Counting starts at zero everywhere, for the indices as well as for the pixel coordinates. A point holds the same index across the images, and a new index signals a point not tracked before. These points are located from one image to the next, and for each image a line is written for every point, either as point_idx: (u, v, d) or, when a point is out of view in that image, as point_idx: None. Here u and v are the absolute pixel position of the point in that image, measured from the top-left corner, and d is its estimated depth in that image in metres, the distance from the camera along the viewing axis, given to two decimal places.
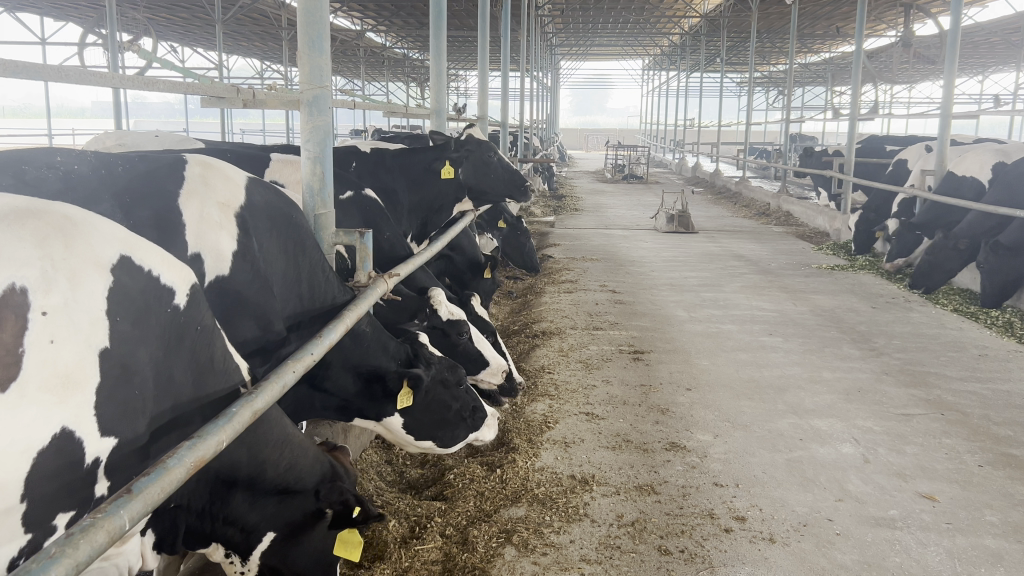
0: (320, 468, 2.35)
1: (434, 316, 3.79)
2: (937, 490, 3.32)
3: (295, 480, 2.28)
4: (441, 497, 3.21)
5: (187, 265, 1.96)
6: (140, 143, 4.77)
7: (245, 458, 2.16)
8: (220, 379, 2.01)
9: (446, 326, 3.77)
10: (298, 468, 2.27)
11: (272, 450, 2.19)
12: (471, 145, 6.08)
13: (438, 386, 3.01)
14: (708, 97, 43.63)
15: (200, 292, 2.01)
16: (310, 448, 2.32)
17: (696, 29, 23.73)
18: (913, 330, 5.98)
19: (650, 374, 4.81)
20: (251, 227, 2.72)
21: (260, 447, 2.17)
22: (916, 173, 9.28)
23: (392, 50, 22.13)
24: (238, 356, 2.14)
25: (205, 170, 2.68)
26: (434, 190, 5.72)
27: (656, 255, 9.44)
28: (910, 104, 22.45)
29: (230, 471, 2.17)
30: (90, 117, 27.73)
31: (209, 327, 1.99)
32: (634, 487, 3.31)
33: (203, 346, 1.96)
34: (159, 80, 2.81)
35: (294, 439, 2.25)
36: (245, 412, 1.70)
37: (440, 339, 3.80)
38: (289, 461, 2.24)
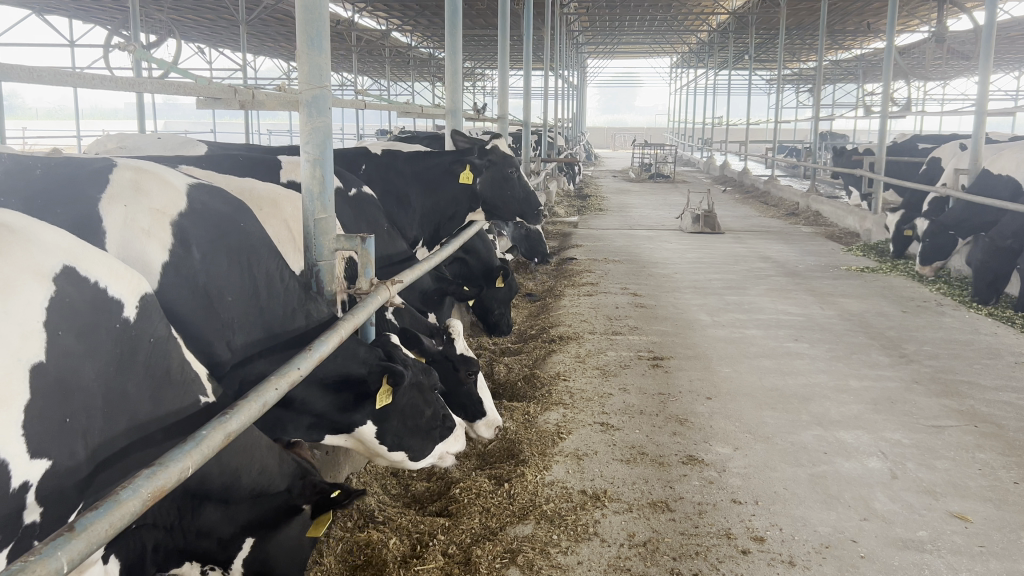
0: (287, 468, 2.24)
1: (450, 344, 3.44)
2: (970, 510, 3.14)
3: (268, 482, 2.18)
4: (445, 513, 3.08)
5: (139, 274, 1.86)
6: (142, 146, 4.78)
7: (215, 470, 2.06)
8: (176, 396, 1.89)
9: (458, 362, 3.41)
10: (269, 470, 2.17)
11: (236, 455, 2.08)
12: (495, 157, 5.90)
13: (417, 390, 2.88)
14: (737, 95, 43.09)
15: (156, 301, 1.92)
16: (276, 448, 2.22)
17: (725, 26, 23.48)
18: (946, 336, 5.77)
19: (668, 382, 4.66)
20: (190, 237, 2.52)
21: (229, 458, 2.07)
22: (949, 172, 9.03)
23: (418, 49, 22.11)
24: (199, 369, 2.02)
25: (139, 177, 2.56)
26: (449, 197, 5.58)
27: (679, 257, 9.26)
28: (944, 101, 21.95)
29: (202, 483, 2.07)
30: (120, 119, 28.01)
31: (165, 337, 1.89)
32: (647, 503, 3.17)
33: (159, 360, 1.86)
34: (171, 83, 2.69)
35: (260, 444, 2.15)
36: (217, 433, 1.58)
37: (450, 375, 3.42)
38: (261, 465, 2.15)
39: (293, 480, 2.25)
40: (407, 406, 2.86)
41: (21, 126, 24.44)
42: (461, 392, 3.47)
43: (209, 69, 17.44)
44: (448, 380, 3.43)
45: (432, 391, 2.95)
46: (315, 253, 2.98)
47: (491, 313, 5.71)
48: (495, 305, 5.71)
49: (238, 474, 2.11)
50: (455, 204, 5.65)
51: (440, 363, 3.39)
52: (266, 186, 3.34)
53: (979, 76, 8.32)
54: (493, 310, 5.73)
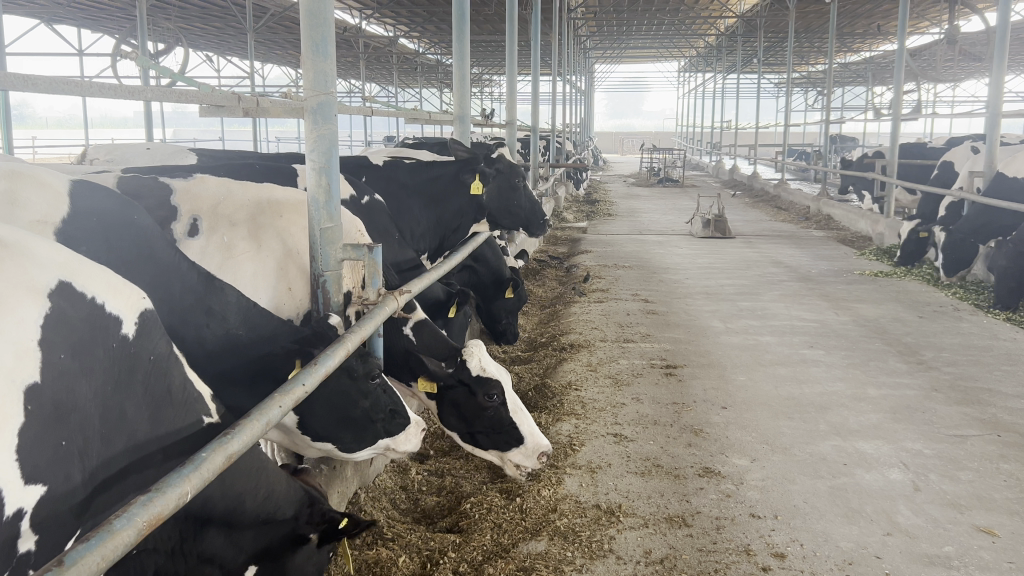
0: (295, 494, 2.20)
1: (461, 368, 3.23)
2: (997, 524, 3.04)
3: (274, 509, 2.13)
4: (455, 529, 3.01)
5: (137, 290, 1.79)
6: (132, 155, 4.92)
7: (217, 493, 1.98)
8: (176, 417, 1.83)
9: (474, 385, 3.22)
10: (275, 497, 2.12)
11: (244, 477, 2.03)
12: (501, 166, 5.95)
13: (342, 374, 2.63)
14: (745, 99, 42.99)
15: (154, 316, 1.84)
16: (284, 475, 2.17)
17: (732, 30, 23.38)
18: (963, 342, 5.67)
19: (683, 391, 4.56)
20: (78, 247, 2.19)
21: (233, 479, 2.01)
22: (964, 175, 8.91)
23: (425, 56, 22.15)
24: (201, 390, 1.96)
25: (13, 182, 2.18)
26: (457, 204, 5.57)
27: (690, 262, 9.17)
28: (955, 102, 21.83)
29: (205, 508, 1.97)
30: (129, 128, 28.09)
31: (164, 354, 1.83)
32: (663, 517, 3.09)
33: (159, 381, 1.80)
34: (178, 91, 2.62)
35: (267, 466, 2.11)
36: (217, 456, 1.53)
37: (467, 400, 3.24)
38: (266, 491, 2.09)
39: (300, 506, 2.21)
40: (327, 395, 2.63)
41: (30, 135, 24.54)
42: (483, 417, 3.26)
43: (216, 76, 17.42)
44: (468, 405, 3.25)
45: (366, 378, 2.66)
46: (322, 264, 2.90)
47: (498, 322, 5.69)
48: (502, 315, 5.69)
49: (250, 493, 2.06)
50: (460, 214, 5.64)
51: (454, 387, 3.24)
52: (285, 192, 3.24)
53: (993, 77, 8.19)
54: (500, 319, 5.70)
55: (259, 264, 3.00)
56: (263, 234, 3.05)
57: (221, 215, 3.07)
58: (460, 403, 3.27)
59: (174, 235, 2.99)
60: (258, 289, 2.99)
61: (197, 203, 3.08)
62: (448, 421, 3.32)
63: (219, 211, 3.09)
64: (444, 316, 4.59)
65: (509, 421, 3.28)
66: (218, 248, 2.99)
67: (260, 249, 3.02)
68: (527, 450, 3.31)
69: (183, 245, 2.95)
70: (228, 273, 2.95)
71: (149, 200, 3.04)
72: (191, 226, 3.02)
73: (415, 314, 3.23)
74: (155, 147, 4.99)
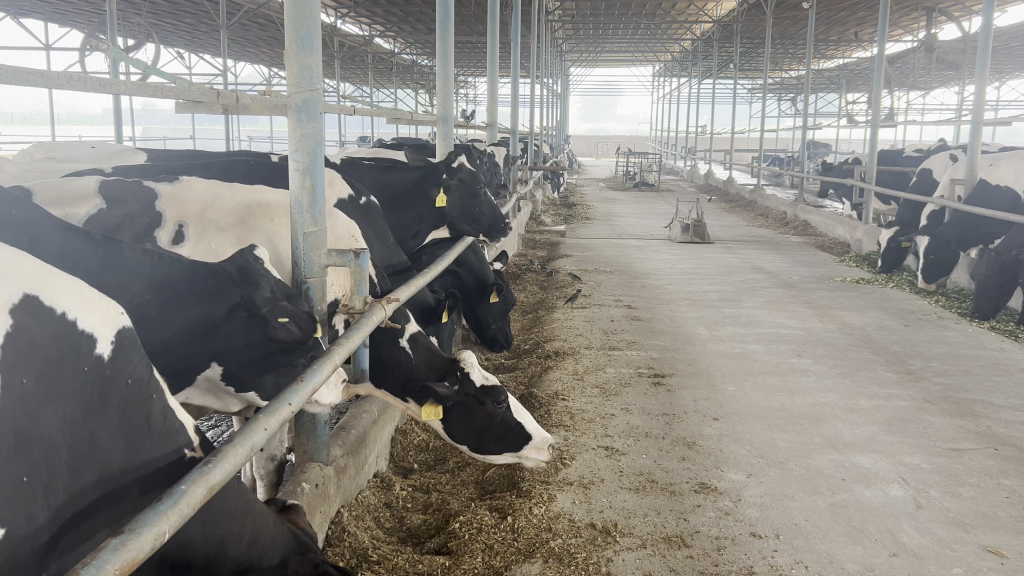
0: (281, 540, 2.04)
1: (466, 381, 3.21)
2: (1003, 543, 2.95)
3: (258, 555, 1.96)
4: (445, 550, 2.85)
5: (112, 304, 1.63)
6: (76, 156, 4.74)
7: (198, 538, 1.82)
8: (155, 445, 1.66)
9: (481, 396, 3.20)
10: (262, 540, 1.97)
11: (225, 523, 1.86)
12: (464, 176, 5.68)
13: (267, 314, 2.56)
14: (721, 104, 43.16)
15: (132, 334, 1.68)
16: (270, 517, 2.01)
17: (708, 35, 23.35)
18: (950, 351, 5.61)
19: (672, 401, 4.45)
20: None
21: (216, 524, 1.84)
22: (944, 183, 8.88)
23: (400, 56, 21.95)
24: (183, 413, 1.80)
25: None
26: (417, 213, 5.39)
27: (671, 268, 9.08)
28: (927, 109, 22.01)
29: (181, 556, 1.81)
30: (96, 126, 27.60)
31: (142, 375, 1.67)
32: (661, 537, 2.96)
33: (137, 405, 1.64)
34: (153, 85, 2.45)
35: (253, 511, 1.95)
36: (199, 487, 1.40)
37: (477, 411, 3.23)
38: (252, 535, 1.93)
39: (288, 553, 2.06)
40: (242, 337, 2.61)
41: None
42: (492, 425, 3.27)
43: (189, 74, 17.12)
44: (476, 416, 3.24)
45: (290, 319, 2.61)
46: (305, 270, 2.73)
47: (488, 329, 5.58)
48: (490, 320, 5.57)
49: (237, 537, 1.90)
50: (421, 219, 5.44)
51: (463, 403, 3.22)
52: (277, 194, 3.00)
53: (976, 84, 8.16)
54: (490, 325, 5.59)
55: None
56: (252, 238, 2.83)
57: (208, 221, 2.85)
58: (470, 414, 3.25)
59: (159, 244, 2.78)
60: None
61: (184, 208, 2.85)
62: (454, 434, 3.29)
63: (208, 215, 2.87)
64: (435, 322, 4.49)
65: (514, 423, 3.35)
66: (205, 255, 2.80)
67: None
68: (535, 443, 3.42)
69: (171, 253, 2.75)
70: None
71: (134, 205, 2.79)
72: (176, 233, 2.81)
73: (410, 326, 3.24)
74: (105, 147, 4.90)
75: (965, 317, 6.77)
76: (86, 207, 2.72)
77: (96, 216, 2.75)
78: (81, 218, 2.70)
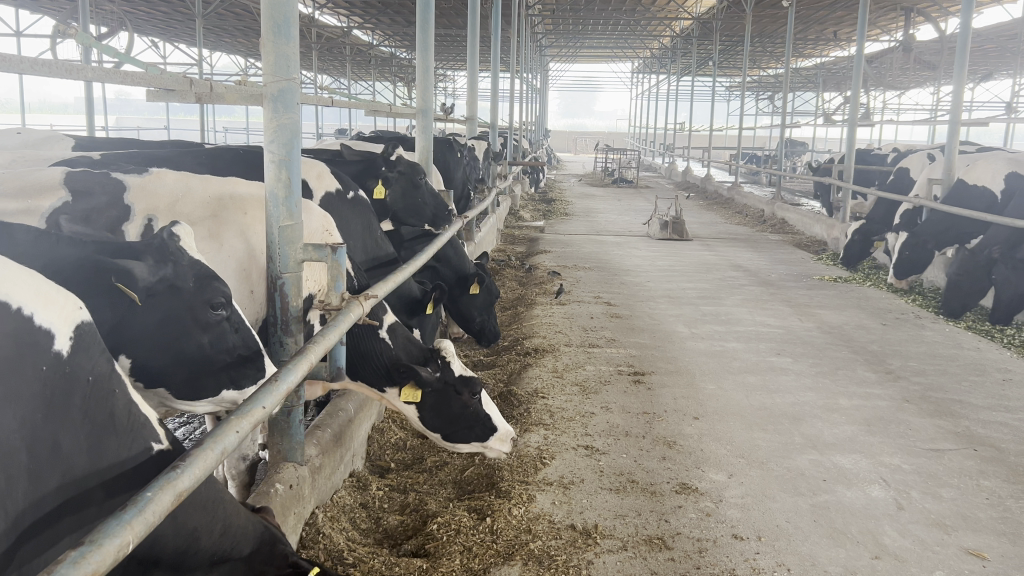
0: (253, 529, 1.94)
1: (446, 369, 3.31)
2: (984, 546, 2.94)
3: (231, 545, 1.87)
4: (421, 552, 2.78)
5: (70, 296, 1.53)
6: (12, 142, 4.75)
7: (170, 529, 1.75)
8: (121, 447, 1.58)
9: (459, 385, 3.29)
10: (234, 529, 1.88)
11: (194, 511, 1.80)
12: (404, 168, 5.57)
13: (180, 299, 2.28)
14: (699, 101, 43.32)
15: (94, 329, 1.59)
16: (242, 508, 1.93)
17: (687, 32, 23.38)
18: (928, 350, 5.62)
19: (652, 400, 4.41)
20: None
21: (185, 515, 1.77)
22: (922, 182, 8.90)
23: (379, 49, 21.78)
24: (150, 410, 1.71)
25: None
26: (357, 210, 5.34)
27: (650, 265, 9.04)
28: (903, 109, 22.18)
29: (152, 552, 1.74)
30: (68, 115, 27.13)
31: (106, 373, 1.58)
32: (642, 539, 2.92)
33: (102, 403, 1.55)
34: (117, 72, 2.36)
35: (224, 498, 1.87)
36: (166, 494, 1.35)
37: (452, 400, 3.30)
38: (224, 523, 1.85)
39: (261, 543, 1.95)
40: (157, 318, 2.28)
41: None
42: (465, 416, 3.34)
43: (164, 64, 16.88)
44: (452, 405, 3.31)
45: (209, 308, 2.33)
46: (279, 265, 2.65)
47: (473, 321, 5.46)
48: (475, 312, 5.46)
49: (210, 528, 1.82)
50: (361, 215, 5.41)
51: (440, 391, 3.27)
52: (250, 187, 2.90)
53: (954, 84, 8.18)
54: (475, 318, 5.48)
55: (219, 265, 2.68)
56: (225, 231, 2.72)
57: (178, 213, 2.71)
58: (446, 403, 3.31)
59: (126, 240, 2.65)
60: None
61: (154, 200, 2.72)
62: (426, 421, 3.33)
63: (178, 208, 2.72)
64: (420, 315, 4.48)
65: (483, 415, 3.40)
66: None
67: (222, 248, 2.69)
68: (501, 436, 3.49)
69: None
70: None
71: (101, 198, 2.64)
72: (144, 228, 2.68)
73: (388, 317, 3.31)
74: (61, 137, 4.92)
75: (936, 314, 6.83)
76: (50, 199, 2.52)
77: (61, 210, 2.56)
78: (45, 211, 2.51)
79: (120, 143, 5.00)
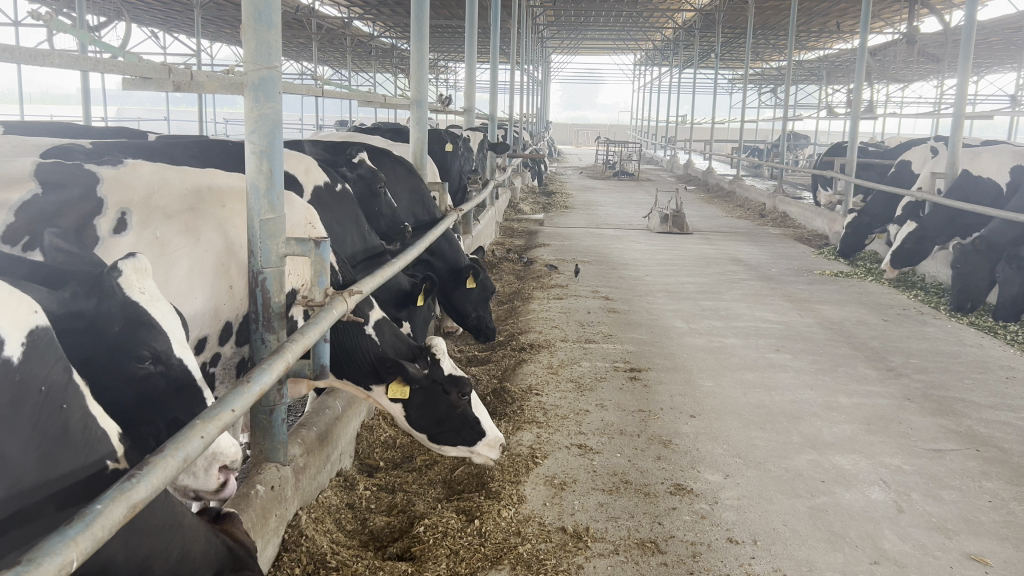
0: (212, 554, 1.88)
1: (435, 366, 3.22)
2: (987, 551, 2.85)
3: (189, 570, 1.80)
4: (407, 556, 2.71)
5: (25, 301, 1.45)
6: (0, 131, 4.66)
7: (123, 551, 1.64)
8: (73, 457, 1.49)
9: (448, 385, 3.20)
10: (192, 555, 1.80)
11: (152, 535, 1.70)
12: (364, 172, 4.93)
13: (97, 336, 1.89)
14: (701, 94, 43.19)
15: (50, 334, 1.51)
16: (203, 529, 1.86)
17: (690, 23, 23.20)
18: (930, 347, 5.54)
19: (648, 397, 4.34)
20: None
21: (141, 537, 1.67)
22: (924, 175, 8.79)
23: (379, 40, 21.64)
24: (108, 420, 1.62)
25: None
26: None
27: (649, 258, 8.94)
28: (906, 102, 22.03)
29: None
30: (67, 105, 26.99)
31: (60, 382, 1.49)
32: (635, 542, 2.84)
33: (53, 414, 1.47)
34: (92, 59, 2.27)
35: (184, 520, 1.80)
36: (118, 506, 1.27)
37: (440, 399, 3.22)
38: (180, 551, 1.77)
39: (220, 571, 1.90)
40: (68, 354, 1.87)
41: None
42: (452, 416, 3.26)
43: (162, 54, 16.79)
44: (439, 405, 3.23)
45: (131, 358, 1.92)
46: (261, 259, 2.57)
47: (468, 318, 5.37)
48: (470, 308, 5.36)
49: (163, 555, 1.73)
50: None
51: (428, 389, 3.20)
52: (229, 179, 2.83)
53: (958, 78, 8.06)
54: (470, 313, 5.38)
55: (196, 260, 2.58)
56: (203, 224, 2.64)
57: (154, 206, 2.59)
58: (433, 402, 3.23)
59: (97, 232, 2.47)
60: (194, 291, 2.59)
61: (129, 194, 2.56)
62: (413, 420, 3.25)
63: (152, 202, 2.60)
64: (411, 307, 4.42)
65: (472, 417, 3.31)
66: (150, 244, 2.51)
67: (199, 242, 2.60)
68: (489, 442, 3.38)
69: (109, 246, 2.45)
70: (162, 273, 2.51)
71: (75, 189, 2.46)
72: (118, 221, 2.50)
73: (375, 313, 3.22)
74: (54, 127, 4.86)
75: (937, 309, 6.77)
76: (20, 192, 2.30)
77: (31, 204, 2.33)
78: (15, 205, 2.29)
79: (114, 132, 4.93)
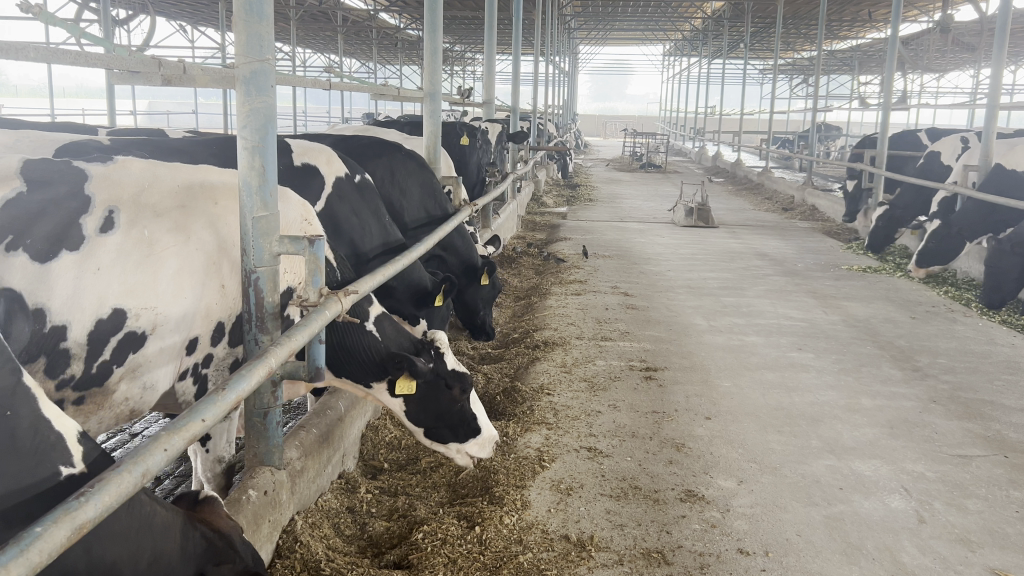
0: (188, 554, 1.82)
1: (440, 361, 3.13)
2: (1010, 565, 2.72)
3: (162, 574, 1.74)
4: (404, 564, 2.63)
5: None
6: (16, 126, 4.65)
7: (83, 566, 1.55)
8: (23, 468, 1.43)
9: (450, 379, 3.13)
10: (165, 559, 1.75)
11: (117, 544, 1.62)
12: None
13: None
14: (731, 83, 42.68)
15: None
16: (179, 525, 1.81)
17: (719, 13, 22.86)
18: (958, 346, 5.35)
19: (662, 397, 4.22)
20: None
21: (103, 547, 1.59)
22: (957, 168, 8.54)
23: (405, 32, 21.61)
24: (65, 427, 1.55)
25: None
26: None
27: (672, 253, 8.80)
28: (942, 92, 21.55)
29: None
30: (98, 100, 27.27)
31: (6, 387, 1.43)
32: (641, 553, 2.74)
33: None
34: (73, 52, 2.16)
35: (155, 524, 1.73)
36: (60, 528, 1.19)
37: (442, 395, 3.15)
38: (152, 555, 1.71)
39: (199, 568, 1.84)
40: None
41: None
42: (452, 412, 3.18)
43: (188, 48, 16.87)
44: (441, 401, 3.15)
45: None
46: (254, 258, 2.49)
47: (477, 314, 5.28)
48: (480, 304, 5.27)
49: (133, 561, 1.66)
50: None
51: (431, 383, 3.12)
52: (222, 176, 2.79)
53: (993, 66, 7.79)
54: (479, 310, 5.29)
55: (185, 259, 2.52)
56: (195, 222, 2.58)
57: (144, 203, 2.50)
58: (435, 397, 3.15)
59: (84, 232, 2.34)
60: (184, 289, 2.53)
61: (117, 192, 2.45)
62: (413, 416, 3.18)
63: (142, 201, 2.50)
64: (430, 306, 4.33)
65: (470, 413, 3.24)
66: (138, 243, 2.42)
67: (190, 240, 2.54)
68: (482, 441, 3.30)
69: (94, 246, 2.32)
70: (151, 274, 2.43)
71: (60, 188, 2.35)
72: (106, 220, 2.38)
73: (375, 307, 3.14)
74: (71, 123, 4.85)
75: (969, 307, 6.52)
76: None
77: (14, 202, 2.21)
78: None
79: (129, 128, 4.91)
